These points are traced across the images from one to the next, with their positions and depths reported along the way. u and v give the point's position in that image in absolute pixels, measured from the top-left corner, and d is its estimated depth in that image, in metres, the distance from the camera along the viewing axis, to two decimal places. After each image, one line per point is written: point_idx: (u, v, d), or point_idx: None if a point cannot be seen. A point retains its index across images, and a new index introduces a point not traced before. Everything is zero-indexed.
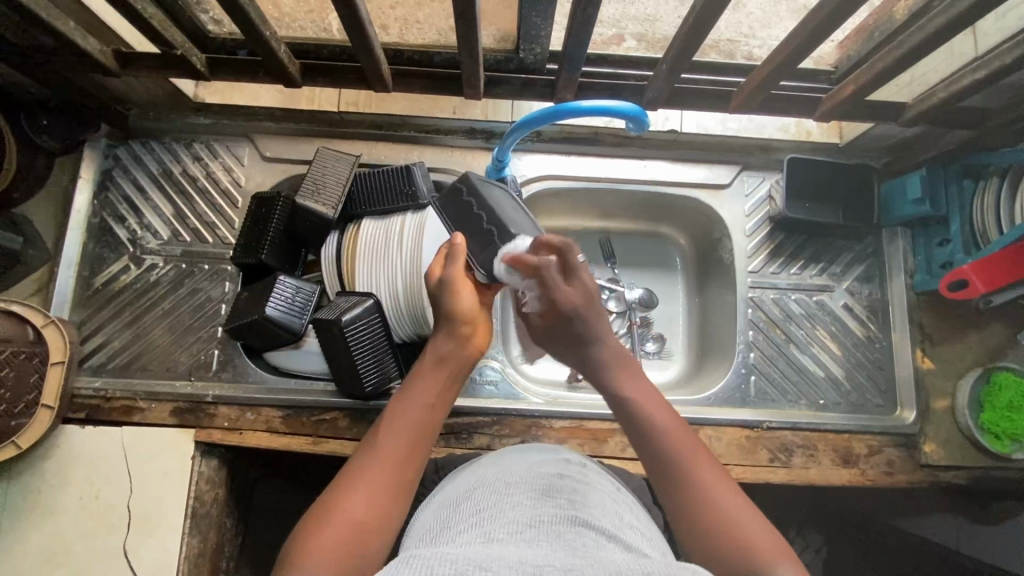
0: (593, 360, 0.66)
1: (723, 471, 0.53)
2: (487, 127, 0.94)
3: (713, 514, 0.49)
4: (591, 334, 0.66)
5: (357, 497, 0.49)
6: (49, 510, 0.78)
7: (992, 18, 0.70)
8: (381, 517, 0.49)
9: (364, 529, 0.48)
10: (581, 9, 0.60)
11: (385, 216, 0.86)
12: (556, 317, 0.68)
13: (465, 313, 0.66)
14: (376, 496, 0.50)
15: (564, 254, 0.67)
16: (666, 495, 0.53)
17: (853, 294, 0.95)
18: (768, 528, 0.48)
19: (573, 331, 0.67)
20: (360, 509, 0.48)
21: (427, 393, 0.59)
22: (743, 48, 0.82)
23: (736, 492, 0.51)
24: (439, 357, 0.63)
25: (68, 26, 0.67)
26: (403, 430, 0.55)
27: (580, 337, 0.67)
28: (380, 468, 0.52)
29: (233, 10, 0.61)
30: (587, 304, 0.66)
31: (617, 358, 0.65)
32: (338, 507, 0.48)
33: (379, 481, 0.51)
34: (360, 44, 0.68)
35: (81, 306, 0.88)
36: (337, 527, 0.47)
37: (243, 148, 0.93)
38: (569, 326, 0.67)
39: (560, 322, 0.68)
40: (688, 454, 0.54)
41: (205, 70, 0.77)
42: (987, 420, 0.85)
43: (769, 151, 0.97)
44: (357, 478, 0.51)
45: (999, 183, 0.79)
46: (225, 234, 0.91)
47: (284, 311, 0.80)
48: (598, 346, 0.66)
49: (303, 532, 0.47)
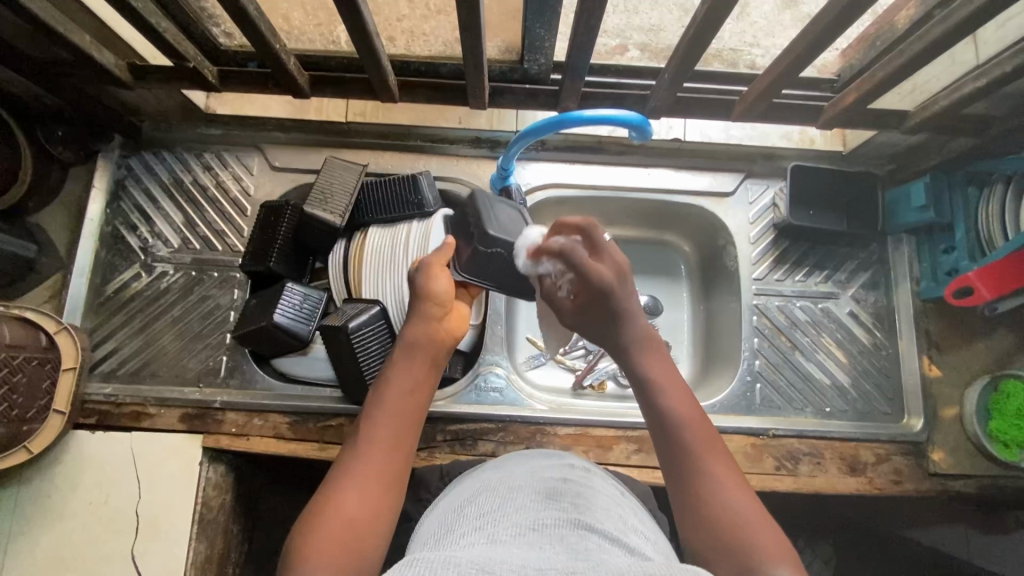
0: (623, 342, 0.62)
1: (735, 472, 0.53)
2: (492, 137, 0.95)
3: (709, 498, 0.50)
4: (626, 312, 0.62)
5: (347, 494, 0.50)
6: (58, 514, 0.79)
7: (993, 26, 0.71)
8: (372, 513, 0.49)
9: (357, 526, 0.48)
10: (584, 20, 0.61)
11: (391, 224, 0.88)
12: (587, 298, 0.63)
13: (439, 297, 0.65)
14: (367, 492, 0.50)
15: (588, 233, 0.66)
16: (669, 476, 0.54)
17: (858, 301, 0.95)
18: (765, 517, 0.49)
19: (607, 311, 0.62)
20: (350, 506, 0.49)
21: (411, 379, 0.59)
22: (747, 56, 0.81)
23: (737, 478, 0.52)
24: (424, 341, 0.62)
25: (85, 40, 0.69)
26: (390, 422, 0.55)
27: (613, 314, 0.62)
28: (366, 461, 0.52)
29: (245, 24, 0.63)
30: (617, 282, 0.62)
31: (649, 342, 0.62)
32: (329, 505, 0.49)
33: (368, 474, 0.51)
34: (368, 55, 0.69)
35: (93, 313, 0.89)
36: (330, 526, 0.47)
37: (252, 158, 0.95)
38: (602, 304, 0.62)
39: (590, 303, 0.63)
40: (693, 432, 0.55)
41: (217, 81, 0.78)
42: (996, 429, 0.85)
43: (773, 158, 0.97)
44: (347, 475, 0.51)
45: (1003, 190, 0.78)
46: (234, 242, 0.93)
47: (292, 318, 0.82)
48: (629, 327, 0.62)
49: (298, 534, 0.48)
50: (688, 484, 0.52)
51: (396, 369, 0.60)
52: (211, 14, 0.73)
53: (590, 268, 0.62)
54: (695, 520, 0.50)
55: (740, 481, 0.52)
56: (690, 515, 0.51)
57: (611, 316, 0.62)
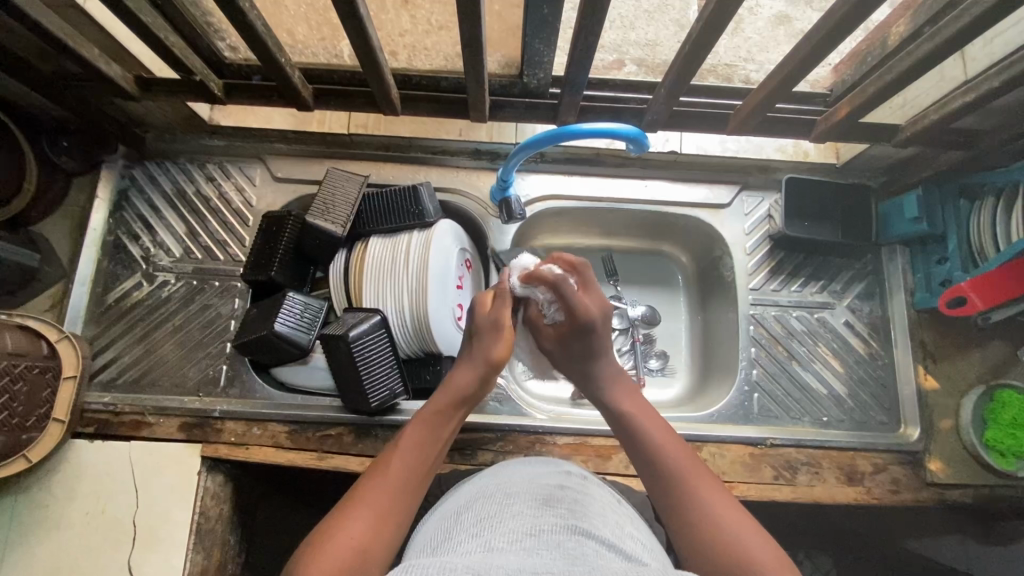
0: (598, 376, 0.67)
1: (713, 482, 0.54)
2: (492, 149, 0.97)
3: (687, 506, 0.52)
4: (601, 349, 0.67)
5: (360, 521, 0.50)
6: (55, 523, 0.78)
7: (980, 43, 0.73)
8: (377, 545, 0.49)
9: (362, 554, 0.48)
10: (582, 36, 0.63)
11: (393, 234, 0.89)
12: (571, 334, 0.67)
13: (498, 359, 0.66)
14: (377, 523, 0.50)
15: (580, 271, 0.70)
16: (652, 491, 0.55)
17: (854, 311, 0.96)
18: (747, 519, 0.50)
19: (586, 347, 0.67)
20: (359, 533, 0.49)
21: (437, 432, 0.60)
22: (741, 72, 0.83)
23: (719, 488, 0.53)
24: (466, 392, 0.64)
25: (94, 53, 0.71)
26: (409, 457, 0.56)
27: (590, 351, 0.67)
28: (381, 495, 0.52)
29: (252, 40, 0.64)
30: (602, 320, 0.66)
31: (622, 379, 0.67)
32: (339, 530, 0.48)
33: (383, 510, 0.52)
34: (371, 68, 0.70)
35: (94, 321, 0.90)
36: (340, 548, 0.47)
37: (255, 169, 0.96)
38: (583, 340, 0.66)
39: (570, 341, 0.67)
40: (671, 452, 0.56)
41: (222, 93, 0.80)
42: (992, 438, 0.85)
43: (768, 171, 0.99)
44: (359, 504, 0.51)
45: (995, 202, 0.79)
46: (236, 253, 0.93)
47: (292, 327, 0.83)
48: (603, 362, 0.67)
49: (302, 555, 0.48)
50: (673, 498, 0.53)
51: (427, 415, 0.61)
52: (218, 30, 0.74)
53: (579, 302, 0.65)
54: (679, 528, 0.52)
55: (722, 491, 0.53)
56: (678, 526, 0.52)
57: (584, 351, 0.67)
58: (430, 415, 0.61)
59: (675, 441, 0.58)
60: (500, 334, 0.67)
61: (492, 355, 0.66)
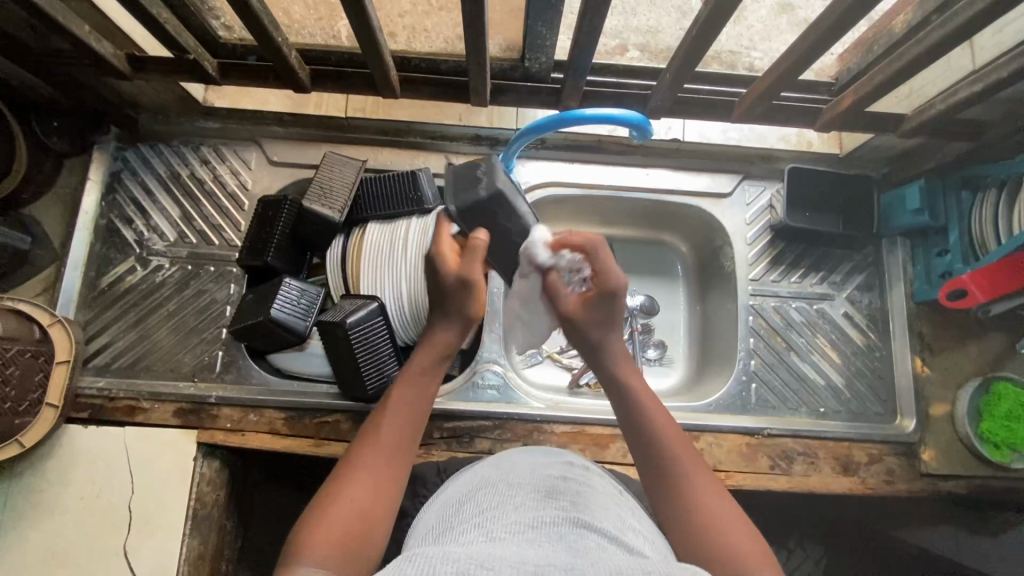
0: (607, 347, 0.64)
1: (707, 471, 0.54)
2: (492, 134, 0.95)
3: (682, 494, 0.52)
4: (618, 318, 0.64)
5: (360, 487, 0.50)
6: (48, 511, 0.77)
7: (991, 31, 0.72)
8: (381, 507, 0.50)
9: (367, 518, 0.49)
10: (587, 19, 0.61)
11: (390, 220, 0.87)
12: (595, 299, 0.63)
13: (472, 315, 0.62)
14: (377, 487, 0.51)
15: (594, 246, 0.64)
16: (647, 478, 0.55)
17: (853, 302, 0.96)
18: (736, 512, 0.50)
19: (609, 313, 0.63)
20: (360, 500, 0.49)
21: (425, 389, 0.59)
22: (745, 60, 0.82)
23: (710, 479, 0.53)
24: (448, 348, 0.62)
25: (84, 29, 0.68)
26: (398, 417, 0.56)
27: (610, 319, 0.64)
28: (375, 459, 0.52)
29: (248, 17, 0.62)
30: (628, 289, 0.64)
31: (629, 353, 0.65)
32: (339, 498, 0.49)
33: (380, 475, 0.52)
34: (370, 50, 0.68)
35: (87, 306, 0.88)
36: (344, 518, 0.48)
37: (251, 152, 0.94)
38: (609, 304, 0.63)
39: (598, 305, 0.63)
40: (669, 436, 0.56)
41: (217, 74, 0.78)
42: (987, 430, 0.86)
43: (770, 160, 0.98)
44: (356, 471, 0.51)
45: (997, 194, 0.79)
46: (231, 237, 0.92)
47: (289, 313, 0.81)
48: (615, 333, 0.64)
49: (305, 523, 0.48)
50: (664, 483, 0.53)
51: (414, 375, 0.59)
52: (214, 6, 0.74)
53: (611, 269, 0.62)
54: (672, 514, 0.51)
55: (715, 484, 0.53)
56: (666, 510, 0.52)
57: (604, 318, 0.64)
58: (416, 374, 0.59)
59: (673, 427, 0.57)
60: (471, 291, 0.60)
61: (467, 313, 0.61)
